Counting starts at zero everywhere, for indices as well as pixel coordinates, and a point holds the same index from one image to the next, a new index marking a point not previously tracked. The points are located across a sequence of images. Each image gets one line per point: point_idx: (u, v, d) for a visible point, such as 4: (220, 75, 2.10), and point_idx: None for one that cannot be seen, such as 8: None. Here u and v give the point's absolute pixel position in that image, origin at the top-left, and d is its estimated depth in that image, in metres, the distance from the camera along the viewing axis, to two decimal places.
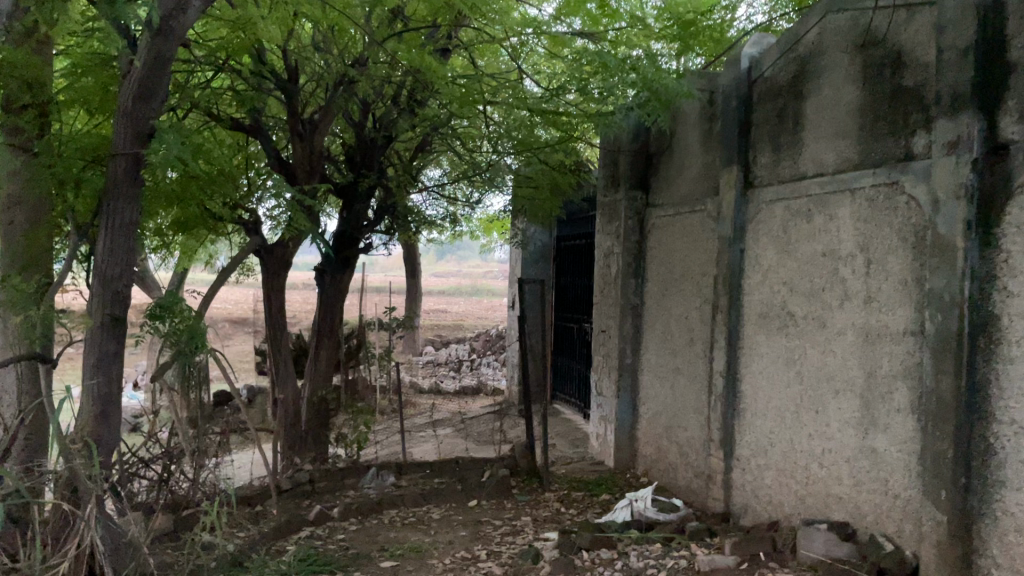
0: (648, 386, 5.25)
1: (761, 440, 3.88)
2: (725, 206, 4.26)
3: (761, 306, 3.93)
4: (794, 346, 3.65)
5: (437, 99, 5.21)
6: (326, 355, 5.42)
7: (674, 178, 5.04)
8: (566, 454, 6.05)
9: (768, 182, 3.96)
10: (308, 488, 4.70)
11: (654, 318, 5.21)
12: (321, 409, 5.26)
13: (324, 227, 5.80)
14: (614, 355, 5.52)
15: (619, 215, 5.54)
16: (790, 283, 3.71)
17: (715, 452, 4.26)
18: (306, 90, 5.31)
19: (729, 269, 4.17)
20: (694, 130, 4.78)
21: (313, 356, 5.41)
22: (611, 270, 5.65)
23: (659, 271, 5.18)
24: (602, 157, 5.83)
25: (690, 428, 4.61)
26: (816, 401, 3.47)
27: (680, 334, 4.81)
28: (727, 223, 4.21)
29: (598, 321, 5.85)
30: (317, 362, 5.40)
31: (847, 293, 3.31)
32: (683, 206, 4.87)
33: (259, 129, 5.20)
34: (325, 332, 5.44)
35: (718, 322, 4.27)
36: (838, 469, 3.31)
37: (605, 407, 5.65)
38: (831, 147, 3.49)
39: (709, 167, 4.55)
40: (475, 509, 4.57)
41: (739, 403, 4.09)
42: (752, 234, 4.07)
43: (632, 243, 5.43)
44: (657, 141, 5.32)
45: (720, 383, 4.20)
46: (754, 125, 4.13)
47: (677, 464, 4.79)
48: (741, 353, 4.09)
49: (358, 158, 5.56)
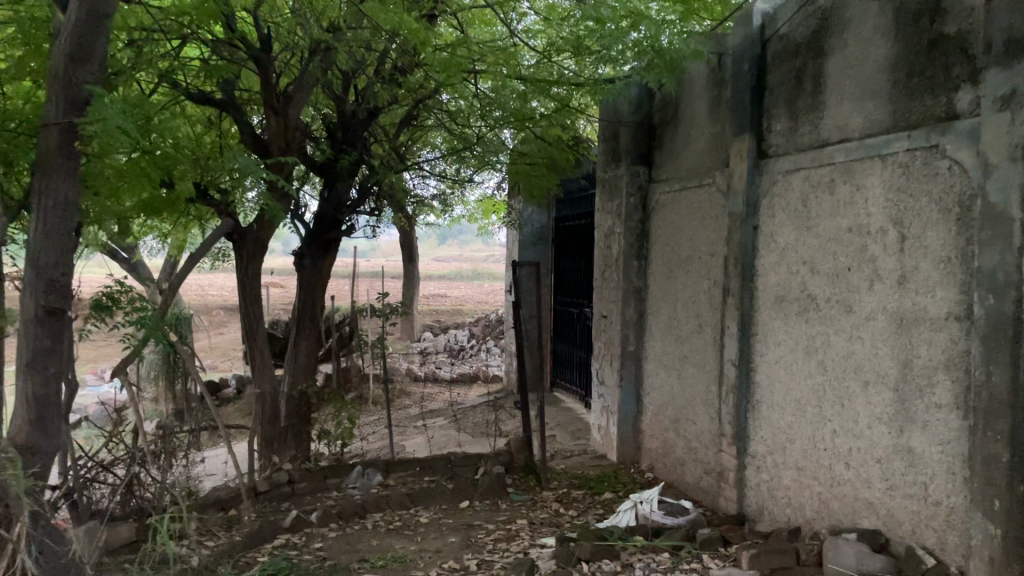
0: (653, 375, 4.89)
1: (778, 436, 3.52)
2: (736, 179, 3.88)
3: (778, 288, 3.56)
4: (815, 333, 3.28)
5: (423, 67, 4.83)
6: (306, 345, 5.11)
7: (680, 150, 4.66)
8: (566, 446, 5.70)
9: (784, 150, 3.58)
10: (286, 490, 4.36)
11: (659, 301, 4.84)
12: (302, 404, 4.92)
13: (305, 209, 5.45)
14: (616, 342, 5.16)
15: (621, 191, 5.16)
16: (811, 263, 3.34)
17: (727, 448, 3.90)
18: (281, 60, 4.91)
19: (741, 248, 3.79)
20: (701, 98, 4.39)
21: (293, 347, 5.10)
22: (612, 251, 5.28)
23: (663, 251, 4.81)
24: (602, 131, 5.44)
25: (699, 420, 4.25)
26: (842, 394, 3.11)
27: (687, 319, 4.45)
28: (739, 197, 3.83)
29: (599, 307, 5.49)
30: (296, 352, 5.09)
31: (877, 273, 2.94)
32: (690, 181, 4.49)
33: (231, 103, 4.82)
34: (306, 320, 5.11)
35: (729, 306, 3.91)
36: (868, 472, 2.96)
37: (606, 398, 5.30)
38: (857, 109, 3.11)
39: (718, 137, 4.17)
40: (467, 511, 4.23)
41: (754, 394, 3.73)
42: (766, 209, 3.70)
43: (635, 222, 5.06)
44: (661, 111, 4.93)
45: (732, 373, 3.84)
46: (768, 89, 3.75)
47: (684, 460, 4.43)
48: (755, 340, 3.73)
49: (340, 134, 5.18)
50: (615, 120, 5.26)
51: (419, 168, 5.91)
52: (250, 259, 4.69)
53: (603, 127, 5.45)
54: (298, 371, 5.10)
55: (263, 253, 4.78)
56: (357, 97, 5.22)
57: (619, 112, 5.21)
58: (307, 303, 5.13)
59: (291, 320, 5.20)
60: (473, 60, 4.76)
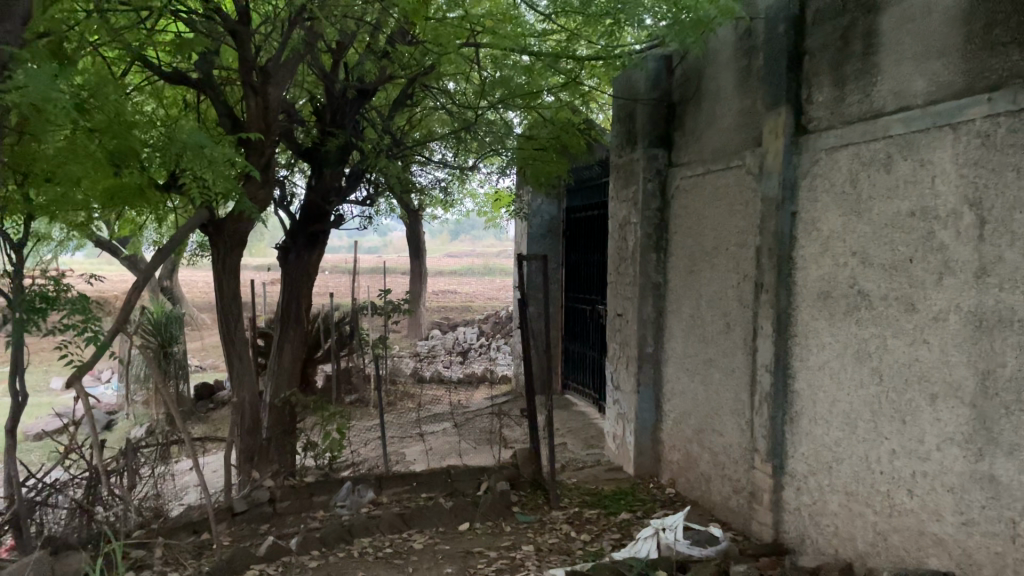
0: (674, 380, 4.43)
1: (824, 453, 3.05)
2: (770, 158, 3.41)
3: (821, 283, 3.08)
4: (867, 336, 2.81)
5: (418, 41, 4.37)
6: (292, 348, 4.77)
7: (703, 129, 4.19)
8: (578, 456, 5.25)
9: (828, 123, 3.10)
10: (266, 510, 3.90)
11: (680, 298, 4.37)
12: (287, 411, 4.50)
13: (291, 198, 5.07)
14: (632, 343, 4.69)
15: (637, 177, 4.69)
16: (862, 254, 2.86)
17: (761, 465, 3.43)
18: (261, 33, 4.47)
19: (777, 237, 3.32)
20: (728, 69, 3.92)
21: (276, 351, 4.76)
22: (628, 243, 4.81)
23: (684, 242, 4.34)
24: (616, 111, 4.96)
25: (727, 432, 3.79)
26: (903, 408, 2.64)
27: (712, 319, 3.98)
28: (774, 179, 3.36)
29: (613, 304, 5.02)
30: (281, 355, 4.75)
31: (948, 265, 2.46)
32: (715, 162, 4.01)
33: (208, 83, 4.39)
34: (291, 320, 4.79)
35: (763, 305, 3.44)
36: (937, 501, 2.50)
37: (622, 404, 4.83)
38: (920, 70, 2.63)
39: (748, 113, 3.69)
40: (466, 535, 3.77)
41: (793, 406, 3.26)
42: (806, 191, 3.22)
43: (653, 210, 4.59)
44: (682, 87, 4.45)
45: (766, 380, 3.37)
46: (808, 54, 3.26)
47: (710, 476, 3.97)
48: (794, 343, 3.26)
49: (328, 115, 4.74)
50: (631, 98, 4.78)
51: (416, 153, 5.46)
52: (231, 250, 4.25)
53: (617, 107, 4.98)
54: (282, 378, 4.77)
55: (244, 247, 4.34)
56: (348, 75, 4.77)
57: (636, 89, 4.74)
58: (292, 298, 4.79)
59: (276, 318, 4.84)
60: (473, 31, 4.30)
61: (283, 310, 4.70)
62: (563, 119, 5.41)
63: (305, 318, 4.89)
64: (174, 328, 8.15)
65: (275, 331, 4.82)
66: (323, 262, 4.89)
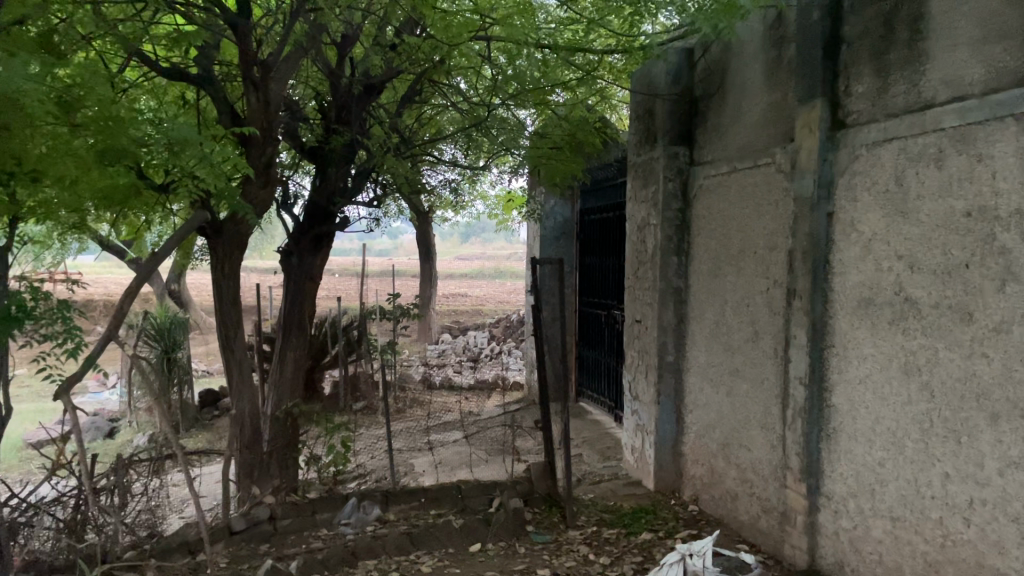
0: (696, 390, 4.20)
1: (866, 474, 2.82)
2: (804, 154, 3.17)
3: (862, 290, 2.85)
4: (916, 347, 2.58)
5: (427, 33, 4.16)
6: (294, 357, 4.59)
7: (728, 125, 3.95)
8: (594, 468, 5.02)
9: (869, 116, 2.86)
10: (267, 529, 3.68)
11: (703, 304, 4.14)
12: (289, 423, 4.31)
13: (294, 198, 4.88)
14: (651, 351, 4.46)
15: (656, 176, 4.46)
16: (909, 258, 2.62)
17: (794, 485, 3.20)
18: (262, 26, 4.26)
19: (812, 240, 3.09)
20: (756, 61, 3.68)
21: (278, 361, 4.59)
22: (647, 246, 4.57)
23: (708, 244, 4.10)
24: (634, 107, 4.73)
25: (756, 448, 3.55)
26: (960, 427, 2.41)
27: (739, 327, 3.75)
28: (808, 177, 3.12)
29: (631, 310, 4.79)
30: (282, 365, 4.58)
31: (1013, 271, 2.23)
32: (741, 160, 3.78)
33: (207, 77, 4.20)
34: (293, 328, 4.62)
35: (796, 312, 3.20)
36: (1000, 532, 2.27)
37: (640, 415, 4.60)
38: (977, 56, 2.39)
39: (778, 106, 3.46)
40: (478, 557, 3.55)
41: (830, 421, 3.02)
42: (844, 190, 2.98)
43: (674, 211, 4.36)
44: (704, 80, 4.22)
45: (800, 394, 3.13)
46: (846, 41, 3.02)
47: (736, 494, 3.74)
48: (831, 353, 3.02)
49: (332, 112, 4.54)
50: (650, 93, 4.55)
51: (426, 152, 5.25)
52: (230, 255, 4.07)
53: (635, 103, 4.74)
54: (284, 389, 4.59)
55: (244, 250, 4.15)
56: (354, 71, 4.57)
57: (655, 84, 4.50)
58: (294, 305, 4.62)
59: (277, 324, 4.67)
60: (485, 22, 4.09)
61: (286, 317, 4.53)
62: (578, 116, 5.19)
63: (308, 326, 4.72)
64: (177, 334, 7.96)
65: (276, 339, 4.65)
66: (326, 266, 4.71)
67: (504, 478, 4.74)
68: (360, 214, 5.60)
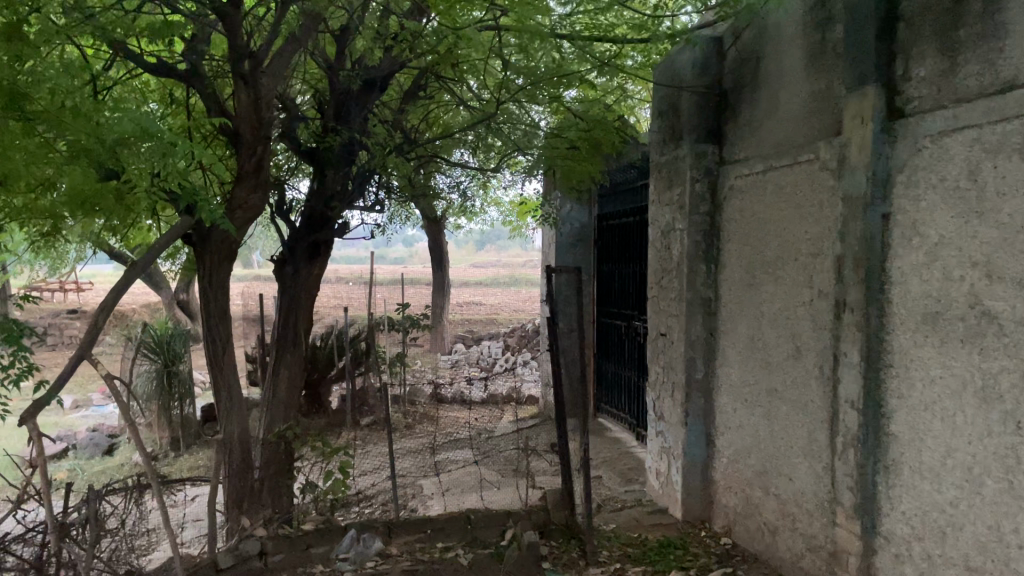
0: (728, 411, 3.83)
1: (935, 514, 2.45)
2: (854, 149, 2.81)
3: (927, 302, 2.48)
4: (997, 370, 2.21)
5: (434, 22, 3.84)
6: (288, 375, 4.31)
7: (762, 120, 3.59)
8: (615, 493, 4.66)
9: (932, 102, 2.50)
10: (257, 565, 3.34)
11: (735, 316, 3.78)
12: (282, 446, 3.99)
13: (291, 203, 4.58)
14: (678, 368, 4.09)
15: (682, 177, 4.10)
16: (987, 265, 2.26)
17: (845, 523, 2.83)
18: (254, 16, 3.96)
19: (864, 245, 2.72)
20: (794, 46, 3.32)
21: (271, 379, 4.29)
22: (671, 253, 4.21)
23: (740, 251, 3.74)
24: (657, 103, 4.38)
25: (798, 478, 3.18)
26: None
27: (777, 342, 3.38)
28: (859, 174, 2.76)
29: (654, 322, 4.43)
30: (276, 383, 4.29)
31: None
32: (778, 157, 3.42)
33: (194, 72, 3.90)
34: (287, 344, 4.33)
35: (846, 327, 2.84)
36: None
37: (666, 436, 4.24)
38: None
39: (821, 95, 3.10)
40: None
41: (888, 452, 2.66)
42: (903, 188, 2.62)
43: (701, 215, 4.00)
44: (735, 71, 3.86)
45: (853, 420, 2.77)
46: (903, 19, 2.66)
47: (776, 528, 3.37)
48: (888, 374, 2.65)
49: (331, 110, 4.23)
50: (675, 87, 4.20)
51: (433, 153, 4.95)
52: (218, 265, 3.77)
53: (658, 99, 4.40)
54: (277, 409, 4.29)
55: (233, 260, 3.84)
56: (355, 66, 4.27)
57: (680, 77, 4.15)
58: (289, 319, 4.32)
59: (271, 338, 4.38)
60: (496, 9, 3.77)
61: (280, 331, 4.24)
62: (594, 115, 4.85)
63: (303, 340, 4.43)
64: (178, 346, 7.70)
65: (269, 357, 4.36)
66: (325, 276, 4.41)
67: (518, 505, 4.39)
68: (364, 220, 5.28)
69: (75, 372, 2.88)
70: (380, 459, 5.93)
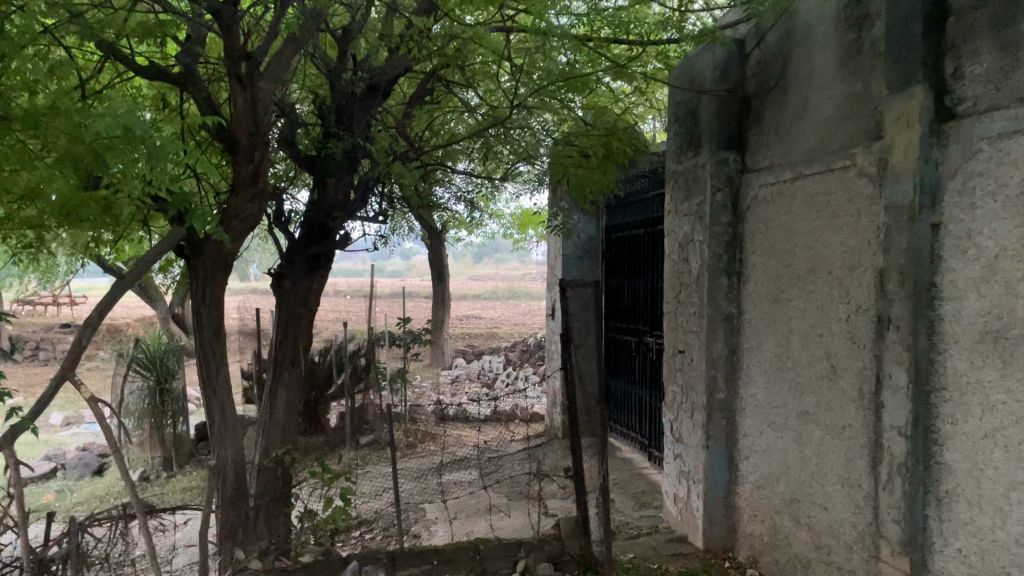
0: (753, 433, 3.61)
1: (998, 553, 2.23)
2: (897, 154, 2.61)
3: (987, 319, 2.27)
4: None
5: (443, 23, 3.66)
6: (286, 396, 4.07)
7: (789, 125, 3.39)
8: (630, 519, 4.43)
9: (990, 102, 2.30)
10: None
11: (760, 332, 3.57)
12: (278, 472, 3.76)
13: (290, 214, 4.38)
14: (698, 388, 3.88)
15: (701, 186, 3.90)
16: None
17: (890, 560, 2.61)
18: (252, 17, 3.77)
19: (911, 258, 2.52)
20: (826, 46, 3.13)
21: (267, 400, 4.06)
22: (690, 266, 4.01)
23: (765, 263, 3.54)
24: (674, 109, 4.19)
25: (834, 508, 2.96)
26: None
27: (808, 362, 3.17)
28: (905, 181, 2.56)
29: (671, 339, 4.22)
30: (273, 404, 4.06)
31: None
32: (808, 163, 3.22)
33: (189, 75, 3.71)
34: (286, 363, 4.11)
35: (889, 346, 2.63)
36: None
37: (685, 460, 4.02)
38: None
39: (857, 97, 2.90)
40: None
41: (940, 482, 2.44)
42: (955, 196, 2.41)
43: (723, 225, 3.80)
44: (758, 75, 3.67)
45: (899, 447, 2.55)
46: (954, 14, 2.47)
47: (809, 561, 3.15)
48: (940, 398, 2.44)
49: (333, 116, 4.04)
50: (694, 91, 4.01)
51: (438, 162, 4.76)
52: (212, 278, 3.55)
53: (675, 105, 4.21)
54: (274, 431, 4.06)
55: (228, 273, 3.62)
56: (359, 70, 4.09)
57: (698, 81, 3.97)
58: (286, 336, 4.09)
59: (267, 356, 4.15)
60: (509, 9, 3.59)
61: (277, 348, 4.02)
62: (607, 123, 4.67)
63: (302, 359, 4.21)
64: (171, 362, 7.44)
65: (266, 375, 4.13)
66: (325, 290, 4.20)
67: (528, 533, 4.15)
68: (365, 232, 5.08)
69: (57, 393, 2.65)
70: (381, 482, 5.70)
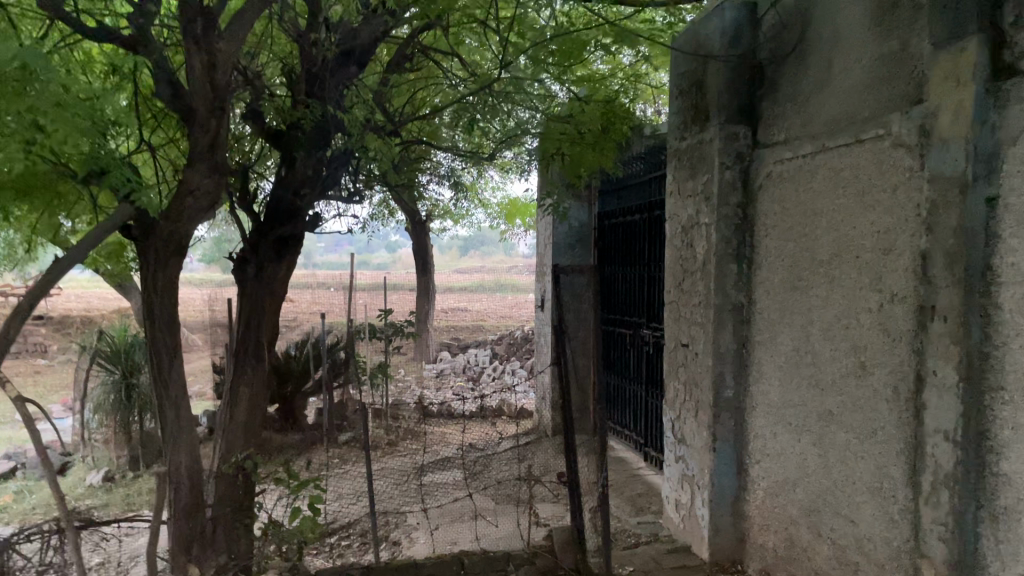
0: (765, 435, 3.28)
1: None
2: (945, 118, 2.28)
3: None
4: None
5: None
6: (249, 392, 3.70)
7: (809, 92, 3.06)
8: (627, 526, 4.10)
9: None
10: None
11: (774, 324, 3.23)
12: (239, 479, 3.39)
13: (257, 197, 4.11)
14: (703, 385, 3.55)
15: (708, 163, 3.56)
16: None
17: None
18: None
19: (963, 237, 2.18)
20: (854, 2, 2.79)
21: (228, 399, 3.68)
22: (695, 252, 3.67)
23: (780, 248, 3.21)
24: (678, 80, 3.85)
25: (865, 522, 2.63)
26: None
27: (832, 356, 2.84)
28: (954, 150, 2.23)
29: (673, 332, 3.88)
30: (234, 403, 3.68)
31: None
32: (831, 133, 2.89)
33: (138, 35, 3.32)
34: (248, 357, 3.73)
35: (933, 339, 2.30)
36: None
37: (689, 463, 3.69)
38: None
39: (894, 55, 2.56)
40: None
41: (997, 496, 2.11)
42: (1017, 165, 2.08)
43: (732, 207, 3.46)
44: (774, 39, 3.33)
45: (948, 456, 2.22)
46: None
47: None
48: (997, 399, 2.11)
49: (303, 84, 3.66)
50: (700, 60, 3.67)
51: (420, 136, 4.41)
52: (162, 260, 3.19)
53: (679, 77, 3.87)
54: (235, 434, 3.68)
55: (183, 256, 3.24)
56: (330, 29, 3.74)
57: (705, 48, 3.63)
58: (249, 328, 3.73)
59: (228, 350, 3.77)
60: None
61: (239, 341, 3.64)
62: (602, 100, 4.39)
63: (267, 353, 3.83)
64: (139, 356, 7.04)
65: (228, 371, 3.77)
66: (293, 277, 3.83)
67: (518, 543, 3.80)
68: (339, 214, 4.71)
69: None
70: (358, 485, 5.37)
